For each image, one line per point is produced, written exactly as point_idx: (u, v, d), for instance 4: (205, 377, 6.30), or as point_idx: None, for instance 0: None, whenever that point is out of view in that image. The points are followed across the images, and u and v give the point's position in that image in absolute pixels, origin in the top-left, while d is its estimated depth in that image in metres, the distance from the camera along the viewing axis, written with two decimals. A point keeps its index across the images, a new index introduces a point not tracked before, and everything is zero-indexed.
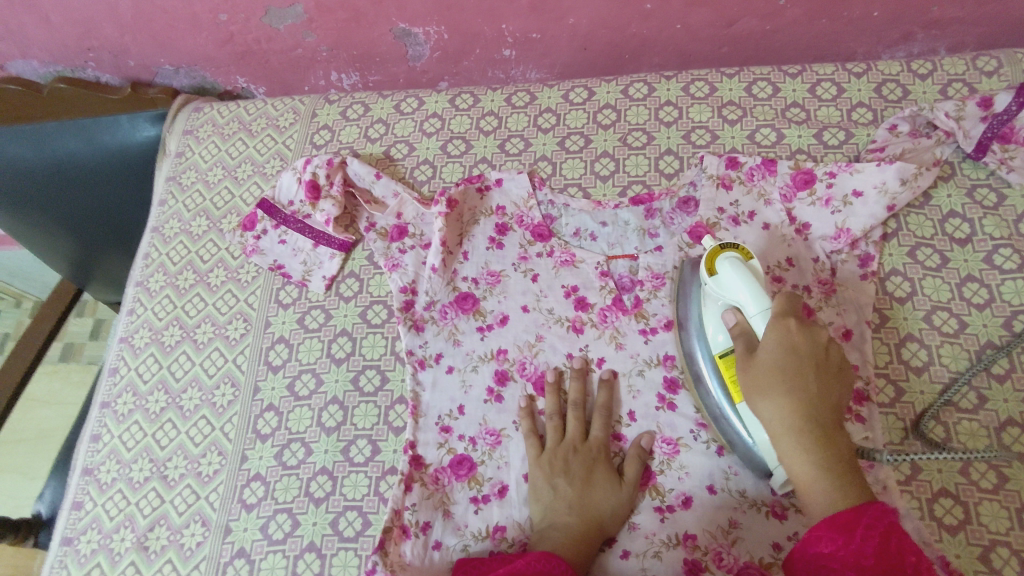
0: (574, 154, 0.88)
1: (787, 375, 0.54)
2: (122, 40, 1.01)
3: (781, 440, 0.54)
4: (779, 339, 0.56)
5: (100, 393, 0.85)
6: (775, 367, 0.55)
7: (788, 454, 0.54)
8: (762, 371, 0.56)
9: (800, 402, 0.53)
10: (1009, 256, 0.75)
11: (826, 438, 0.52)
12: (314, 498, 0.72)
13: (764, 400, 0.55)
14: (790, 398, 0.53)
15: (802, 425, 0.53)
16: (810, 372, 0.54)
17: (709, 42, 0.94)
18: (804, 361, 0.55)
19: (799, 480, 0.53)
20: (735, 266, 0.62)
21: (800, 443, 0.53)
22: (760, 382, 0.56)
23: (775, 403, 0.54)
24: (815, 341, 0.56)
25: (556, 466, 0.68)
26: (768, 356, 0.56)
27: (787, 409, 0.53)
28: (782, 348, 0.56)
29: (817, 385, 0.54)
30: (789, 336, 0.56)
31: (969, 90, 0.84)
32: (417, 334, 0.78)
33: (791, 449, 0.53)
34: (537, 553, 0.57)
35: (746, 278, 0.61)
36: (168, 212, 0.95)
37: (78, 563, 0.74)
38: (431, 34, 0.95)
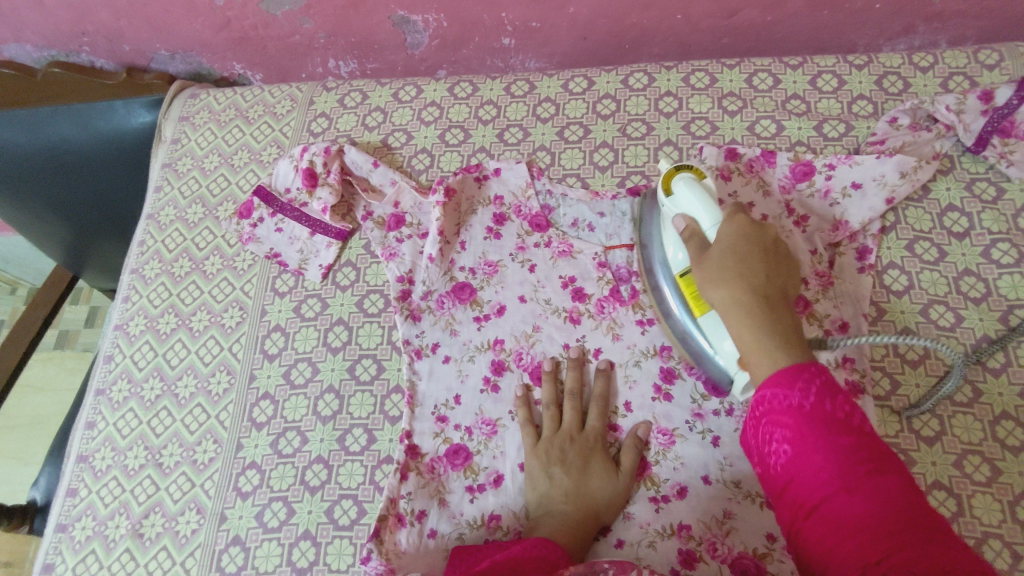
0: (573, 144, 0.88)
1: (737, 260, 0.58)
2: (117, 25, 0.99)
3: (732, 324, 0.56)
4: (731, 231, 0.61)
5: (94, 380, 0.84)
6: (725, 256, 0.59)
7: (736, 332, 0.56)
8: (713, 262, 0.60)
9: (748, 282, 0.57)
10: (1007, 250, 0.75)
11: (771, 310, 0.55)
12: (309, 486, 0.72)
13: (715, 287, 0.58)
14: (738, 279, 0.57)
15: (749, 301, 0.55)
16: (758, 257, 0.58)
17: (709, 33, 0.93)
18: (753, 247, 0.59)
19: (745, 347, 0.55)
20: (690, 184, 0.66)
21: (749, 319, 0.55)
22: (711, 271, 0.59)
23: (725, 283, 0.57)
24: (762, 235, 0.60)
25: (552, 455, 0.68)
26: (719, 247, 0.60)
27: (735, 289, 0.56)
28: (733, 237, 0.60)
29: (763, 269, 0.57)
30: (739, 230, 0.60)
31: (970, 84, 0.83)
32: (413, 323, 0.78)
33: (739, 328, 0.55)
34: (533, 538, 0.58)
35: (701, 196, 0.65)
36: (164, 199, 0.95)
37: (72, 550, 0.74)
38: (430, 22, 0.94)
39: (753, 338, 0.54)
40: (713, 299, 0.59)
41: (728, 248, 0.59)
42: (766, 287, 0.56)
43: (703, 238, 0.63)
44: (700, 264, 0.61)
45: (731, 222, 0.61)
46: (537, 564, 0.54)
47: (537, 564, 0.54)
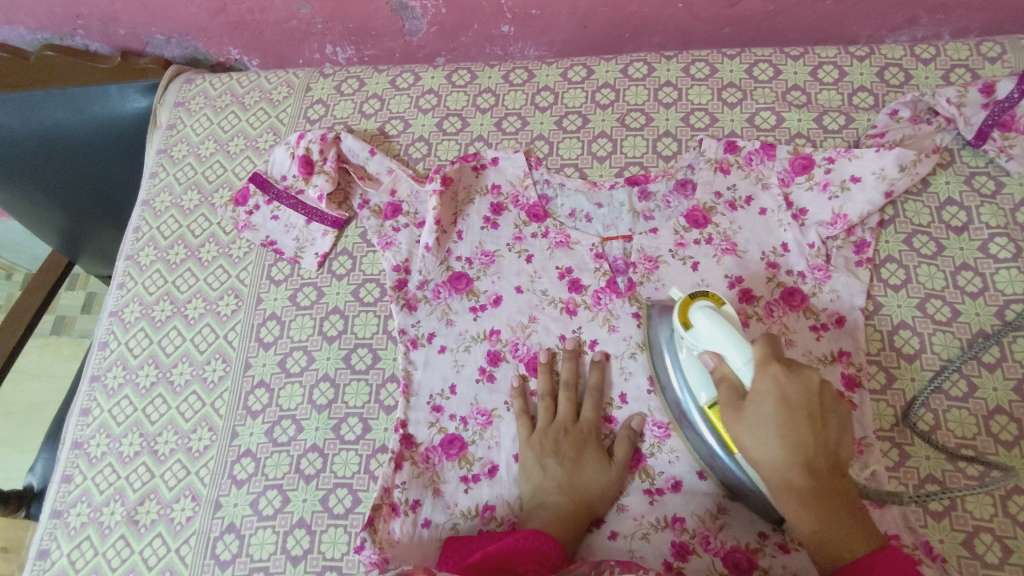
0: (571, 134, 0.87)
1: (784, 425, 0.51)
2: (111, 8, 0.98)
3: (783, 500, 0.52)
4: (772, 391, 0.52)
5: (90, 366, 0.84)
6: (767, 419, 0.52)
7: (787, 507, 0.52)
8: (751, 421, 0.53)
9: (795, 454, 0.51)
10: (1004, 245, 0.75)
11: (826, 490, 0.51)
12: (304, 475, 0.72)
13: (755, 449, 0.53)
14: (785, 449, 0.51)
15: (803, 484, 0.51)
16: (804, 419, 0.51)
17: (710, 23, 0.93)
18: (800, 408, 0.51)
19: (800, 523, 0.52)
20: (711, 315, 0.59)
21: (806, 499, 0.51)
22: (751, 436, 0.53)
23: (765, 445, 0.52)
24: (807, 386, 0.52)
25: (546, 447, 0.68)
26: (758, 408, 0.53)
27: (783, 466, 0.51)
28: (776, 391, 0.52)
29: (814, 438, 0.51)
30: (780, 386, 0.52)
31: (972, 76, 0.83)
32: (409, 313, 0.78)
33: (793, 504, 0.52)
34: (527, 531, 0.58)
35: (726, 330, 0.57)
36: (159, 185, 0.94)
37: (68, 536, 0.74)
38: (428, 9, 0.93)
39: (806, 506, 0.51)
40: (754, 457, 0.54)
41: (770, 420, 0.52)
42: (815, 457, 0.51)
43: (735, 381, 0.56)
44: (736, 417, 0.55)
45: (767, 372, 0.53)
46: (530, 558, 0.55)
47: (530, 557, 0.55)
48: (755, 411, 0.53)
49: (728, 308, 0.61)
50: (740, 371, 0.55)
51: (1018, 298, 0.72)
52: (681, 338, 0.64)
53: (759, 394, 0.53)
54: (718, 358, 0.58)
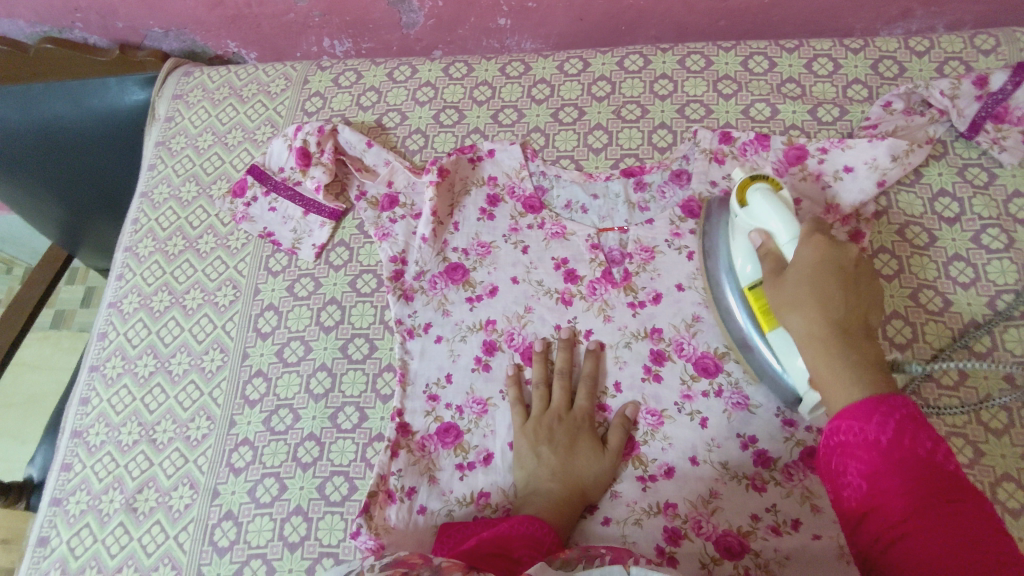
0: (567, 126, 0.88)
1: (817, 286, 0.55)
2: (110, 1, 0.99)
3: (811, 353, 0.53)
4: (812, 254, 0.57)
5: (89, 356, 0.85)
6: (806, 276, 0.56)
7: (815, 365, 0.53)
8: (791, 284, 0.57)
9: (827, 310, 0.53)
10: (996, 235, 0.75)
11: (852, 344, 0.52)
12: (301, 463, 0.73)
13: (792, 313, 0.56)
14: (817, 310, 0.54)
15: (832, 340, 0.52)
16: (839, 287, 0.54)
17: (706, 15, 0.93)
18: (835, 271, 0.55)
19: (823, 380, 0.52)
20: (767, 196, 0.64)
21: (834, 350, 0.51)
22: (790, 298, 0.56)
23: (804, 315, 0.54)
24: (846, 254, 0.56)
25: (540, 435, 0.69)
26: (801, 274, 0.56)
27: (816, 319, 0.53)
28: (814, 263, 0.56)
29: (845, 295, 0.54)
30: (822, 257, 0.56)
31: (965, 69, 0.83)
32: (406, 303, 0.79)
33: (819, 360, 0.52)
34: (522, 517, 0.58)
35: (777, 208, 0.62)
36: (158, 177, 0.95)
37: (67, 524, 0.75)
38: (425, 1, 0.94)
39: (831, 378, 0.51)
40: (790, 327, 0.56)
41: (806, 288, 0.55)
42: (847, 318, 0.53)
43: (780, 255, 0.61)
44: (778, 287, 0.59)
45: (808, 244, 0.58)
46: (526, 543, 0.55)
47: (526, 543, 0.55)
48: (794, 283, 0.56)
49: (784, 193, 0.66)
50: (785, 245, 0.61)
51: (1010, 288, 0.73)
52: (737, 222, 0.68)
53: (801, 265, 0.57)
54: (766, 232, 0.63)
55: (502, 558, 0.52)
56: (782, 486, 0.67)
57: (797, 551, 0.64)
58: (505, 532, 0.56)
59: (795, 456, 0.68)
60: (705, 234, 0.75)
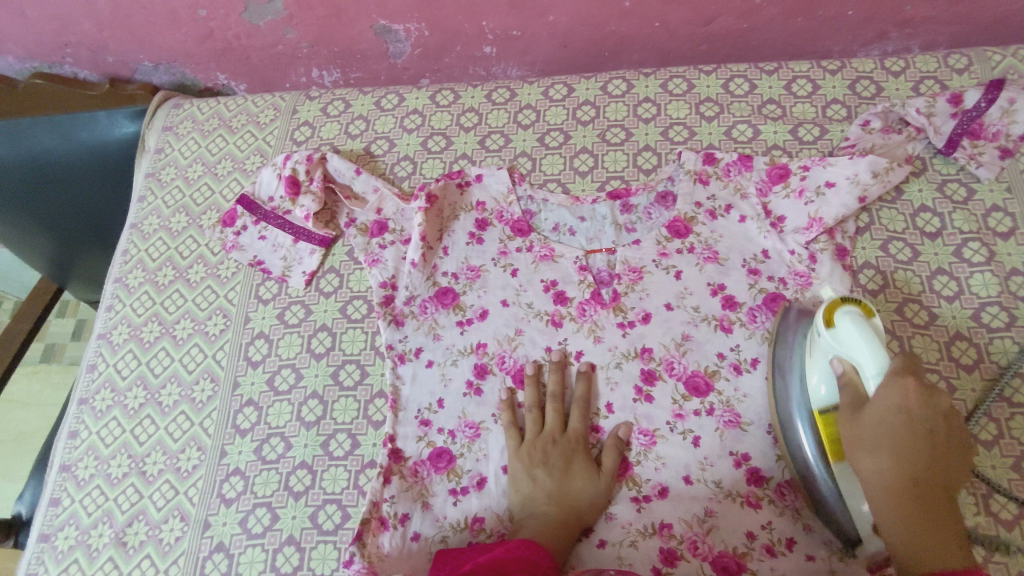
0: (554, 150, 0.89)
1: (899, 443, 0.52)
2: (100, 36, 1.00)
3: (882, 504, 0.52)
4: (897, 402, 0.53)
5: (78, 389, 0.84)
6: (892, 429, 0.53)
7: (891, 523, 0.52)
8: (874, 432, 0.53)
9: (909, 470, 0.51)
10: (977, 249, 0.77)
11: (933, 522, 0.50)
12: (292, 492, 0.72)
13: (867, 460, 0.54)
14: (898, 470, 0.52)
15: (913, 508, 0.51)
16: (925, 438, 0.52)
17: (687, 40, 0.95)
18: (922, 428, 0.52)
19: (900, 543, 0.51)
20: (857, 323, 0.58)
21: (911, 517, 0.51)
22: (871, 440, 0.54)
23: (881, 470, 0.53)
24: (936, 411, 0.52)
25: (535, 458, 0.69)
26: (881, 416, 0.53)
27: (892, 472, 0.52)
28: (900, 413, 0.53)
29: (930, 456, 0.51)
30: (909, 403, 0.52)
31: (940, 88, 0.85)
32: (396, 328, 0.79)
33: (895, 515, 0.52)
34: (516, 540, 0.58)
35: (868, 339, 0.57)
36: (147, 208, 0.95)
37: (55, 560, 0.73)
38: (412, 31, 0.96)
39: (910, 538, 0.51)
40: (861, 468, 0.54)
41: (883, 443, 0.53)
42: (929, 479, 0.51)
43: (860, 389, 0.57)
44: (855, 421, 0.56)
45: (903, 383, 0.53)
46: (521, 567, 0.55)
47: (521, 566, 0.55)
48: (869, 438, 0.54)
49: (875, 320, 0.60)
50: (868, 380, 0.56)
51: (994, 301, 0.74)
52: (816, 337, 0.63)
53: (882, 418, 0.53)
54: (849, 365, 0.58)
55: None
56: (775, 504, 0.67)
57: (792, 569, 0.64)
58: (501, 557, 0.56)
59: (787, 475, 0.68)
60: (780, 341, 0.70)
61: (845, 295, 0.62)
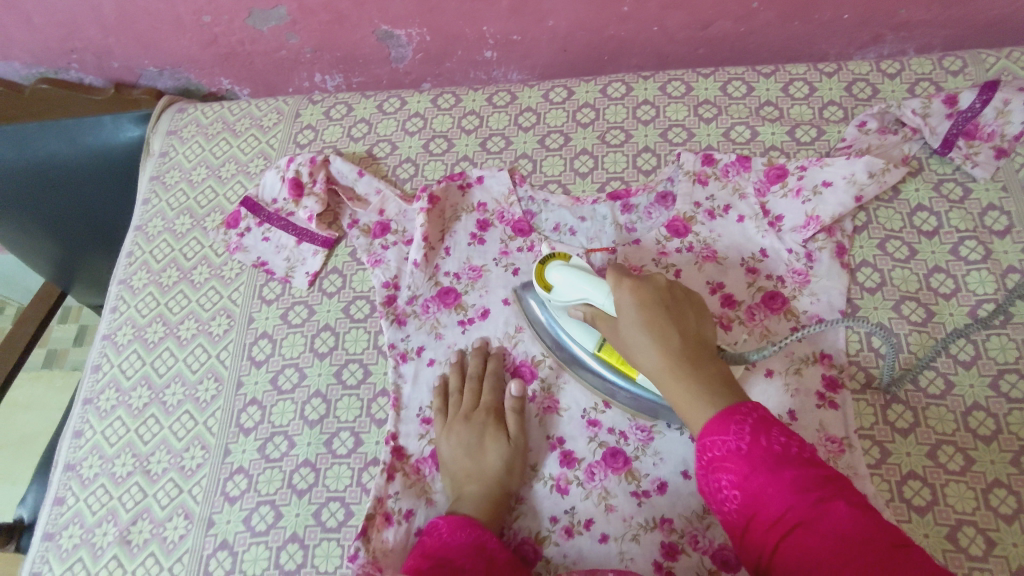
0: (554, 152, 0.90)
1: (648, 319, 0.59)
2: (106, 42, 1.01)
3: (664, 381, 0.56)
4: (630, 294, 0.61)
5: (83, 389, 0.85)
6: (637, 321, 0.59)
7: (673, 392, 0.56)
8: (628, 329, 0.60)
9: (665, 341, 0.57)
10: (974, 247, 0.78)
11: (702, 370, 0.55)
12: (296, 490, 0.73)
13: (639, 352, 0.59)
14: (659, 344, 0.57)
15: (682, 368, 0.56)
16: (661, 310, 0.59)
17: (685, 44, 0.97)
18: (658, 301, 0.60)
19: (682, 403, 0.55)
20: (564, 269, 0.70)
21: (684, 379, 0.55)
22: (628, 340, 0.60)
23: (646, 348, 0.58)
24: (658, 285, 0.61)
25: (454, 440, 0.71)
26: (625, 310, 0.61)
27: (655, 351, 0.57)
28: (634, 300, 0.61)
29: (677, 321, 0.58)
30: (636, 287, 0.61)
31: (935, 89, 0.87)
32: (399, 327, 0.80)
33: (677, 384, 0.55)
34: (462, 519, 0.62)
35: (578, 275, 0.68)
36: (152, 211, 0.96)
37: (60, 558, 0.74)
38: (413, 36, 0.97)
39: (690, 402, 0.54)
40: (641, 364, 0.59)
41: (639, 328, 0.59)
42: (685, 338, 0.57)
43: (602, 313, 0.65)
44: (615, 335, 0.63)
45: (622, 290, 0.62)
46: (468, 552, 0.58)
47: (468, 551, 0.58)
48: (629, 334, 0.60)
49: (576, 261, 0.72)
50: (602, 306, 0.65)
51: (989, 297, 0.75)
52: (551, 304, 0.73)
53: (626, 317, 0.60)
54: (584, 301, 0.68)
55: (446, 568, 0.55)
56: None
57: None
58: (452, 546, 0.59)
59: None
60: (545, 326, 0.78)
61: (545, 256, 0.73)
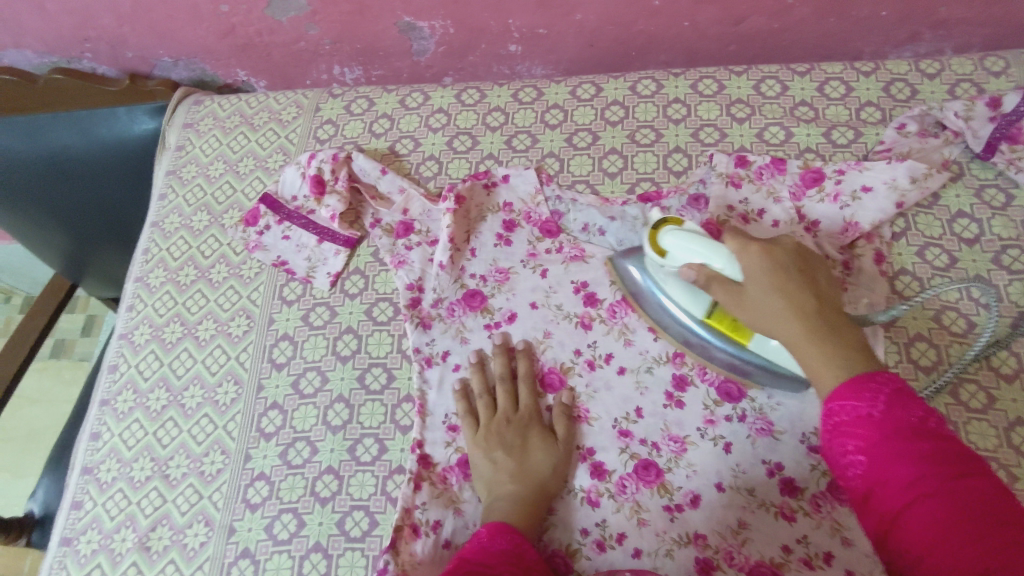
0: (582, 151, 0.88)
1: (784, 292, 0.59)
2: (120, 31, 0.98)
3: (798, 347, 0.57)
4: (761, 257, 0.60)
5: (100, 389, 0.83)
6: (768, 284, 0.59)
7: (810, 363, 0.56)
8: (757, 288, 0.60)
9: (800, 308, 0.58)
10: (1017, 256, 0.75)
11: (841, 336, 0.56)
12: (319, 498, 0.71)
13: (770, 314, 0.59)
14: (791, 310, 0.58)
15: (822, 337, 0.56)
16: (796, 280, 0.59)
17: (716, 41, 0.94)
18: (792, 272, 0.60)
19: (815, 372, 0.56)
20: (676, 234, 0.65)
21: (834, 348, 0.55)
22: (761, 308, 0.60)
23: (776, 314, 0.59)
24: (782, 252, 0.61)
25: (490, 442, 0.69)
26: (754, 277, 0.60)
27: (794, 322, 0.57)
28: (765, 269, 0.60)
29: (811, 291, 0.59)
30: (768, 254, 0.61)
31: (977, 90, 0.84)
32: (424, 331, 0.78)
33: (817, 358, 0.56)
34: (501, 527, 0.59)
35: (691, 237, 0.64)
36: (168, 206, 0.94)
37: (78, 564, 0.72)
38: (437, 29, 0.94)
39: (831, 368, 0.54)
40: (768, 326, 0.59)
41: (769, 292, 0.59)
42: (821, 310, 0.58)
43: (720, 277, 0.63)
44: (738, 301, 0.62)
45: (751, 252, 0.61)
46: (507, 559, 0.56)
47: (506, 559, 0.56)
48: (755, 271, 0.60)
49: (688, 225, 0.68)
50: (724, 272, 0.62)
51: None
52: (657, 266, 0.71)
53: (756, 278, 0.60)
54: (699, 265, 0.64)
55: (481, 574, 0.53)
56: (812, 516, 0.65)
57: None
58: (491, 552, 0.56)
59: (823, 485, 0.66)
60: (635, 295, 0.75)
61: (656, 222, 0.69)
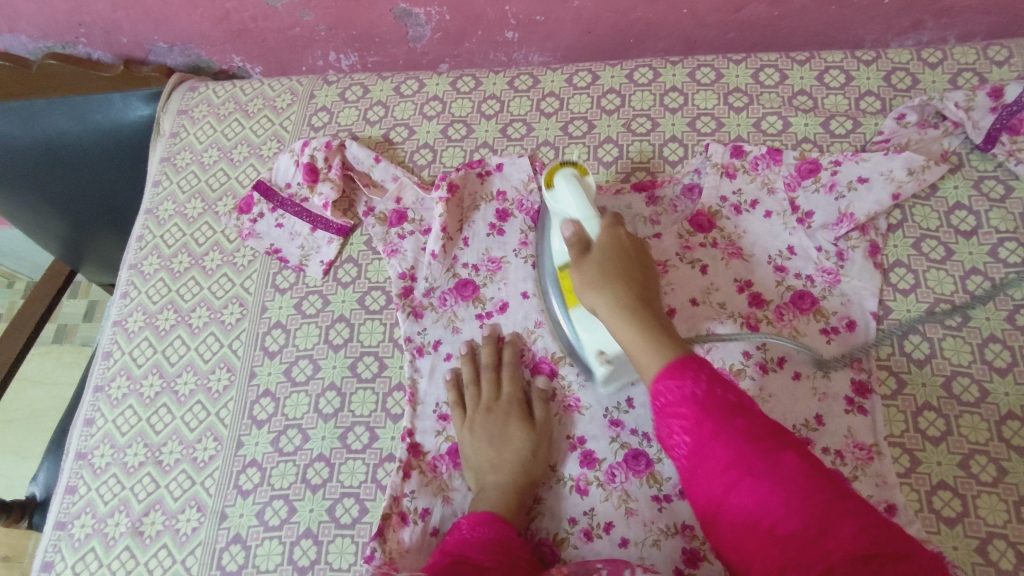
0: (577, 139, 0.87)
1: (622, 271, 0.62)
2: (114, 16, 0.98)
3: (618, 326, 0.60)
4: (611, 238, 0.65)
5: (94, 376, 0.84)
6: (609, 262, 0.63)
7: (628, 340, 0.59)
8: (600, 264, 0.63)
9: (630, 287, 0.61)
10: (1014, 249, 0.74)
11: (659, 320, 0.59)
12: (310, 485, 0.72)
13: (600, 292, 0.62)
14: (625, 288, 0.61)
15: (640, 316, 0.59)
16: (635, 266, 0.63)
17: (715, 28, 0.92)
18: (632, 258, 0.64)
19: (639, 353, 0.57)
20: (571, 182, 0.66)
21: (629, 318, 0.59)
22: (596, 281, 0.62)
23: (608, 290, 0.61)
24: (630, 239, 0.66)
25: (477, 430, 0.69)
26: (602, 253, 0.64)
27: (619, 296, 0.60)
28: (610, 244, 0.64)
29: (642, 278, 0.63)
30: (616, 237, 0.65)
31: (979, 80, 0.83)
32: (415, 321, 0.77)
33: (633, 333, 0.58)
34: (483, 515, 0.60)
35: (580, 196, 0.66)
36: (163, 193, 0.94)
37: (72, 548, 0.73)
38: (432, 15, 0.93)
39: (649, 351, 0.56)
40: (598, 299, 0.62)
41: (611, 272, 0.62)
42: (651, 298, 0.62)
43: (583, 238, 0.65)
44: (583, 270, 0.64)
45: (603, 231, 0.65)
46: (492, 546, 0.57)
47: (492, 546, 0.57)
48: (603, 257, 0.63)
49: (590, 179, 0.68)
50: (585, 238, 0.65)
51: None
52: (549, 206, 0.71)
53: (603, 253, 0.63)
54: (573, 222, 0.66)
55: (467, 563, 0.54)
56: None
57: None
58: (474, 541, 0.57)
59: None
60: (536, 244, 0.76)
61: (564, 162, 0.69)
